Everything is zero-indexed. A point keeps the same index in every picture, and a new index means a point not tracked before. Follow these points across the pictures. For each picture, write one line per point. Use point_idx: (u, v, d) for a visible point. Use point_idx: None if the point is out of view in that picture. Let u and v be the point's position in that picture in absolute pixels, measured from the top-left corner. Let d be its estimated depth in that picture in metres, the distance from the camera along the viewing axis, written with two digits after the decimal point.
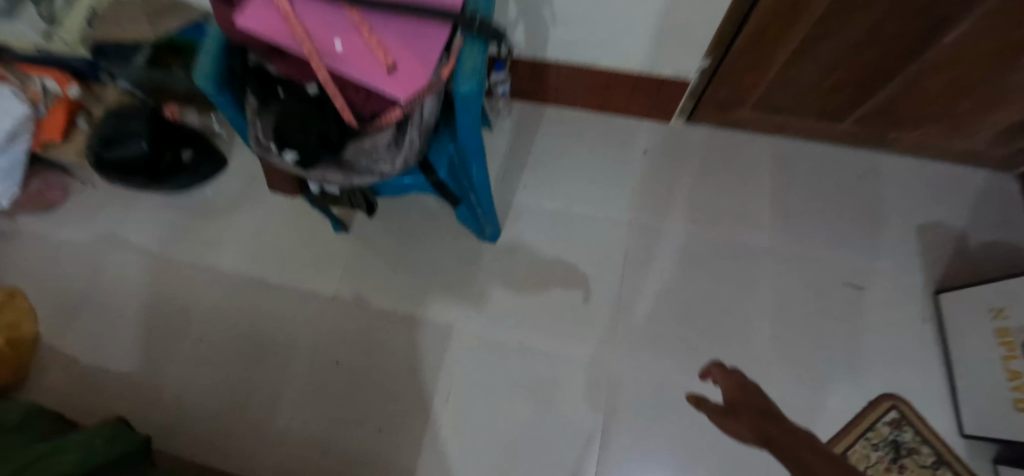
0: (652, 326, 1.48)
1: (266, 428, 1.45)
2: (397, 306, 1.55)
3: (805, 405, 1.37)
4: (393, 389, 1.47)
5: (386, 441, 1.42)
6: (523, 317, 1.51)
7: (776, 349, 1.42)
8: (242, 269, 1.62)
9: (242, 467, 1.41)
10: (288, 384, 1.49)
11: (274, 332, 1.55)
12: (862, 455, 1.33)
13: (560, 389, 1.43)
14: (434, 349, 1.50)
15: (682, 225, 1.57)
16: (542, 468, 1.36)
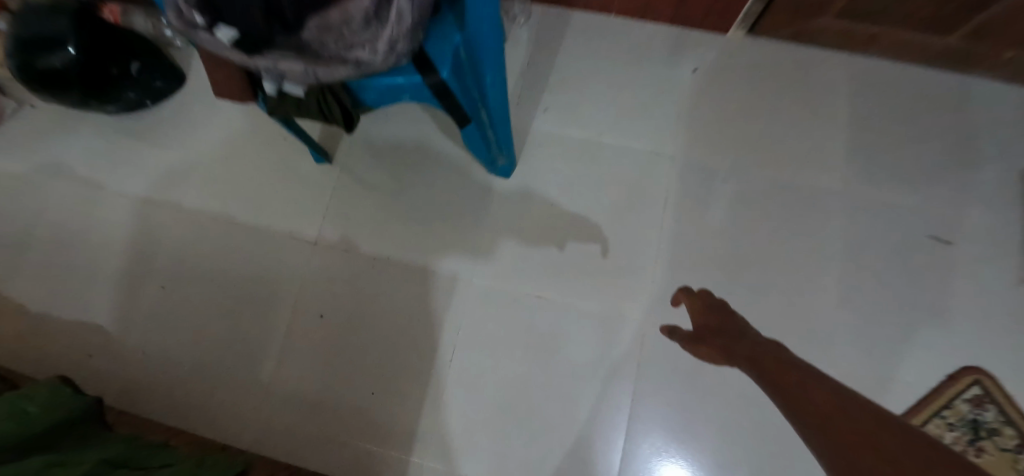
0: (692, 280, 1.25)
1: (244, 388, 1.27)
2: (391, 251, 1.31)
3: (872, 377, 1.18)
4: (387, 348, 1.27)
5: (380, 407, 1.23)
6: (540, 266, 1.28)
7: (844, 313, 1.22)
8: (211, 205, 1.39)
9: (218, 430, 1.24)
10: (268, 339, 1.29)
11: (249, 279, 1.33)
12: (936, 435, 1.14)
13: (585, 351, 1.22)
14: (435, 303, 1.28)
15: (733, 162, 1.31)
16: (560, 439, 1.18)
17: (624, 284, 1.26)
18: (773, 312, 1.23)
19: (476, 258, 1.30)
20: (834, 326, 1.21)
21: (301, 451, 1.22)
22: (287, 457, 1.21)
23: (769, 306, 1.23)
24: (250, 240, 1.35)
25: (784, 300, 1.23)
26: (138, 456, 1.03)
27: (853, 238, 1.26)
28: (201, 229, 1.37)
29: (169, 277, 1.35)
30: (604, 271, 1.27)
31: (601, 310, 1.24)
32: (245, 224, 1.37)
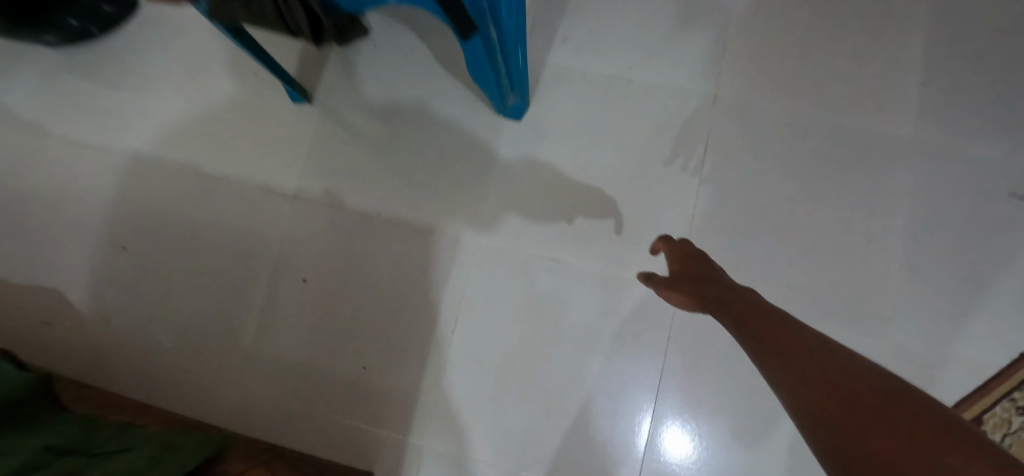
0: (730, 242, 1.09)
1: (220, 359, 1.13)
2: (382, 207, 1.14)
3: (931, 354, 1.03)
4: (380, 317, 1.12)
5: (373, 382, 1.10)
6: (553, 226, 1.11)
7: (902, 280, 1.06)
8: (177, 153, 1.21)
9: (192, 405, 1.11)
10: (246, 306, 1.15)
11: (222, 239, 1.17)
12: (1001, 420, 1.02)
13: (603, 324, 1.09)
14: (434, 267, 1.12)
15: (780, 104, 1.13)
16: (577, 415, 1.07)
17: (651, 247, 1.10)
18: (823, 279, 1.07)
19: (480, 216, 1.13)
20: (891, 296, 1.06)
21: (287, 429, 1.09)
22: (271, 437, 1.09)
23: (818, 272, 1.07)
24: (221, 194, 1.18)
25: (835, 267, 1.07)
26: (94, 440, 0.90)
27: (917, 195, 1.09)
28: (165, 182, 1.19)
29: (132, 236, 1.18)
30: (628, 232, 1.10)
31: (623, 277, 1.10)
32: (215, 175, 1.19)
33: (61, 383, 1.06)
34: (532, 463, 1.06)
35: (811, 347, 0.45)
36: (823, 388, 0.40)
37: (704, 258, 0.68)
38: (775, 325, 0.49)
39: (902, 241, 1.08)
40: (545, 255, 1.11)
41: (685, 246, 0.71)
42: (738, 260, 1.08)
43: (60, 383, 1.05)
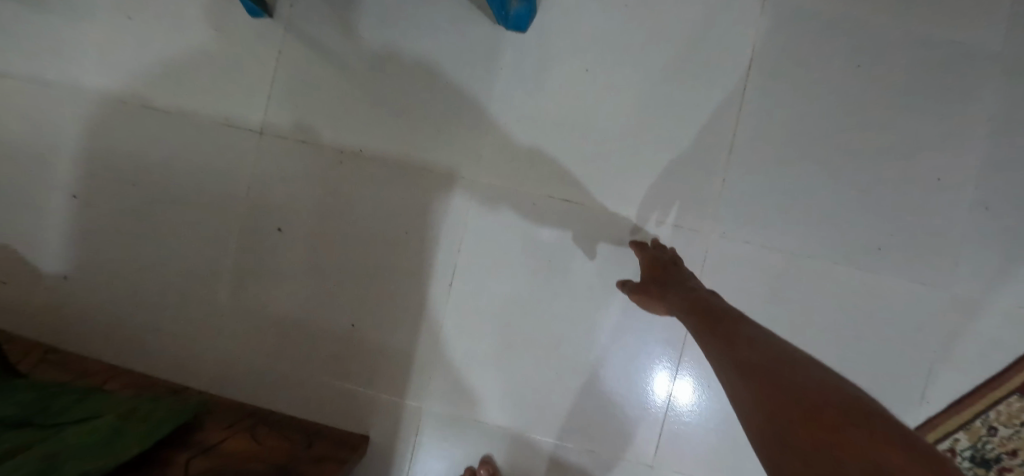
0: (771, 179, 0.93)
1: (193, 318, 1.01)
2: (363, 143, 0.98)
3: (995, 302, 0.91)
4: (368, 270, 0.99)
5: (365, 341, 0.99)
6: (564, 162, 0.96)
7: (970, 220, 0.92)
8: (121, 81, 1.02)
9: (167, 368, 1.01)
10: (218, 260, 1.01)
11: (185, 184, 1.02)
12: (1021, 409, 0.90)
13: (621, 275, 0.96)
14: (427, 213, 0.98)
15: (840, 9, 0.94)
16: (590, 374, 0.97)
17: (678, 186, 0.94)
18: (877, 221, 0.92)
19: (479, 151, 0.97)
20: (956, 237, 0.92)
21: (273, 393, 0.99)
22: (257, 400, 0.99)
23: (873, 212, 0.93)
24: (178, 132, 1.02)
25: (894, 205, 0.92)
26: (47, 408, 0.77)
27: (995, 119, 0.92)
28: (113, 118, 1.02)
29: (81, 183, 1.03)
30: (652, 169, 0.95)
31: (646, 221, 0.95)
32: (170, 110, 1.02)
33: (21, 346, 0.95)
34: (542, 424, 0.97)
35: (752, 338, 0.56)
36: (753, 372, 0.50)
37: (672, 263, 0.80)
38: (728, 327, 0.59)
39: (974, 174, 0.92)
40: (554, 197, 0.96)
41: (657, 253, 0.83)
42: (780, 200, 0.93)
43: (19, 346, 0.94)
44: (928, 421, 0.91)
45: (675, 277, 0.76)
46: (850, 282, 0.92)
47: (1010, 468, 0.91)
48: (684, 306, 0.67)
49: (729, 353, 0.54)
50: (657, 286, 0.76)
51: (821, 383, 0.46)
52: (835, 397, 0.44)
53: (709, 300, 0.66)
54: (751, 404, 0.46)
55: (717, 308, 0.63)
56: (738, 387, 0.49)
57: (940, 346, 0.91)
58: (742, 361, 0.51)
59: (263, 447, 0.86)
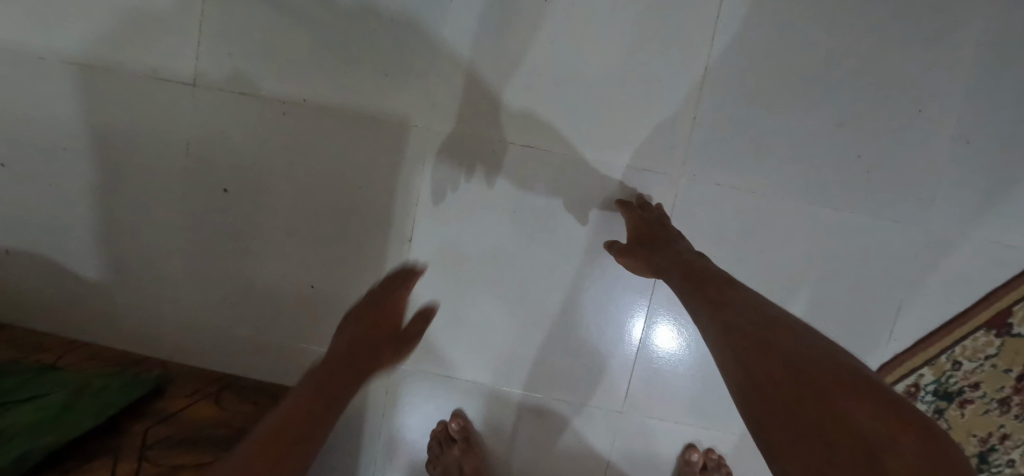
0: (744, 116, 0.88)
1: (147, 288, 0.97)
2: (307, 92, 0.90)
3: (970, 237, 0.89)
4: (323, 229, 0.94)
5: (326, 301, 0.95)
6: (526, 105, 0.89)
7: (950, 153, 0.88)
8: (33, 32, 0.92)
9: (127, 339, 0.98)
10: (166, 226, 0.96)
11: (122, 145, 0.95)
12: (983, 343, 0.90)
13: (588, 223, 0.92)
14: (383, 166, 0.92)
15: None
16: (561, 326, 0.95)
17: (647, 127, 0.89)
18: (855, 158, 0.88)
19: (434, 97, 0.90)
20: (934, 172, 0.88)
21: (238, 358, 0.98)
22: (224, 366, 0.98)
23: (849, 148, 0.88)
24: (107, 89, 0.93)
25: (871, 140, 0.88)
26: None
27: (985, 41, 0.85)
28: (32, 76, 0.93)
29: (7, 150, 0.94)
30: (619, 109, 0.89)
31: (613, 166, 0.90)
32: (95, 64, 0.93)
33: None
34: (511, 376, 0.96)
35: (739, 301, 0.60)
36: (749, 347, 0.54)
37: (657, 224, 0.82)
38: (716, 290, 0.62)
39: (957, 103, 0.87)
40: (516, 144, 0.90)
41: (641, 212, 0.85)
42: (753, 141, 0.88)
43: None
44: (894, 358, 0.92)
45: (662, 238, 0.78)
46: (823, 224, 0.89)
47: (971, 400, 0.92)
48: (671, 269, 0.70)
49: (717, 319, 0.59)
50: (643, 249, 0.78)
51: (814, 353, 0.51)
52: (826, 365, 0.49)
53: (695, 262, 0.70)
54: (751, 381, 0.51)
55: (703, 273, 0.66)
56: (733, 358, 0.54)
57: (910, 283, 0.90)
58: (734, 330, 0.56)
59: (228, 412, 0.85)
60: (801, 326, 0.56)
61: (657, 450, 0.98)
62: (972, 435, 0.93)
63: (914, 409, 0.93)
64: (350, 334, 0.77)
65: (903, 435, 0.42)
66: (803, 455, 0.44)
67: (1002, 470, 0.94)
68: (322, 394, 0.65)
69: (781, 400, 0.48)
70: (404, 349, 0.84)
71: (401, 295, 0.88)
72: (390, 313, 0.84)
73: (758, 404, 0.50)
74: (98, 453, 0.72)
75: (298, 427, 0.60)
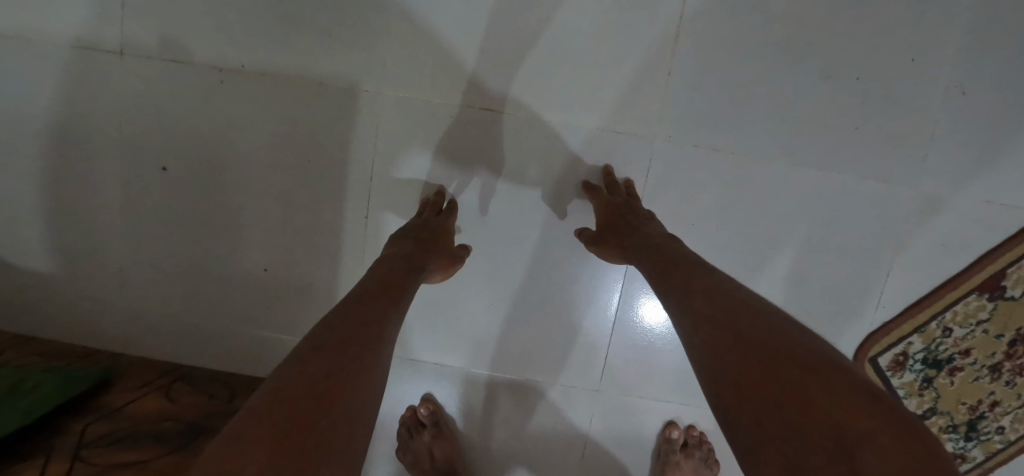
0: (724, 72, 0.81)
1: (88, 278, 0.90)
2: (246, 58, 0.82)
3: (963, 196, 0.83)
4: (273, 208, 0.87)
5: (281, 284, 0.90)
6: (486, 65, 0.82)
7: (942, 105, 0.81)
8: None
9: (72, 332, 0.92)
10: (101, 211, 0.88)
11: (42, 124, 0.85)
12: (976, 307, 0.86)
13: (558, 193, 0.86)
14: (334, 138, 0.84)
15: None
16: (533, 305, 0.90)
17: (617, 86, 0.82)
18: (841, 115, 0.82)
19: (385, 60, 0.82)
20: (925, 127, 0.82)
21: (194, 346, 0.92)
22: (178, 356, 0.93)
23: (835, 103, 0.82)
24: (19, 62, 0.83)
25: (859, 93, 0.81)
26: None
27: None
28: None
29: None
30: (587, 67, 0.81)
31: (583, 131, 0.83)
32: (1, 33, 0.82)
33: None
34: (482, 356, 0.92)
35: (710, 288, 0.56)
36: (722, 338, 0.50)
37: (626, 206, 0.76)
38: (686, 276, 0.59)
39: (951, 50, 0.80)
40: (476, 108, 0.83)
41: (608, 197, 0.79)
42: (732, 99, 0.81)
43: None
44: (883, 327, 0.88)
45: (629, 222, 0.73)
46: (808, 187, 0.84)
47: (961, 367, 0.88)
48: (643, 253, 0.66)
49: (688, 307, 0.55)
50: (612, 234, 0.73)
51: (791, 343, 0.47)
52: (797, 359, 0.46)
53: (665, 244, 0.66)
54: (720, 374, 0.48)
55: (672, 256, 0.63)
56: (703, 350, 0.51)
57: (900, 246, 0.85)
58: (705, 321, 0.53)
59: (178, 406, 0.79)
60: (776, 313, 0.52)
61: (637, 429, 0.94)
62: (962, 403, 0.90)
63: (902, 378, 0.89)
64: (404, 251, 0.70)
65: (876, 431, 0.39)
66: (771, 453, 0.41)
67: (992, 438, 0.91)
68: (386, 302, 0.58)
69: (751, 396, 0.45)
70: (450, 270, 0.76)
71: (448, 217, 0.80)
72: (440, 236, 0.76)
73: (725, 400, 0.46)
74: (27, 452, 0.64)
75: (364, 334, 0.53)
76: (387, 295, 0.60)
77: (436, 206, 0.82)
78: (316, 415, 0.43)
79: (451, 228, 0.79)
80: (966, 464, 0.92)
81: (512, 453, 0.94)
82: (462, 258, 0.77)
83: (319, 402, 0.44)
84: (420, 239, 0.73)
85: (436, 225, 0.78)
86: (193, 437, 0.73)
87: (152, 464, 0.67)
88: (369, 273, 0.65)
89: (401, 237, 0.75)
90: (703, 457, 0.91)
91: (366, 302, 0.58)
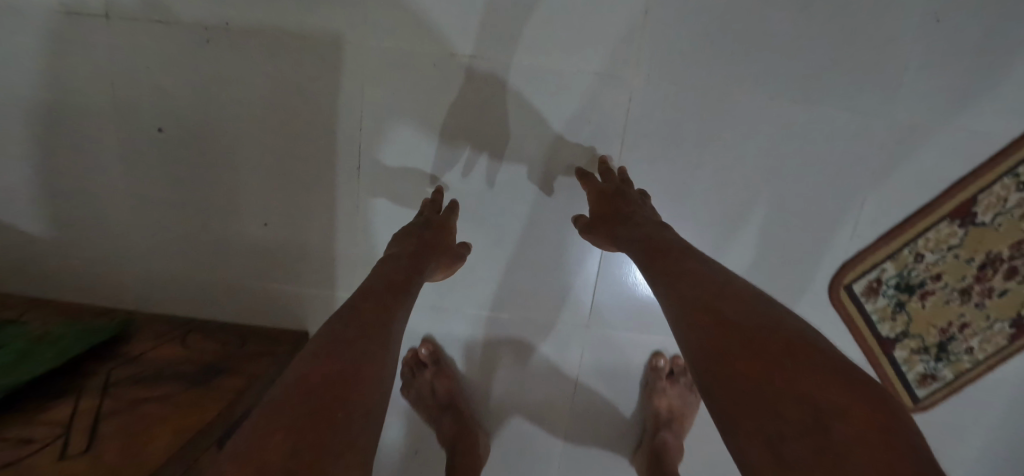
0: (700, 7, 0.82)
1: (97, 238, 0.95)
2: (229, 14, 0.84)
3: (935, 124, 0.85)
4: (267, 162, 0.90)
5: (281, 239, 0.94)
6: (466, 12, 0.83)
7: (916, 35, 0.82)
8: None
9: (85, 291, 0.97)
10: (104, 174, 0.91)
11: (37, 90, 0.87)
12: (947, 234, 0.89)
13: (542, 138, 0.88)
14: (320, 92, 0.87)
15: None
16: (520, 249, 0.94)
17: (595, 27, 0.83)
18: (816, 48, 0.83)
19: (368, 11, 0.83)
20: (899, 58, 0.83)
21: (204, 302, 0.98)
22: (189, 310, 0.98)
23: (811, 35, 0.83)
24: (5, 29, 0.85)
25: (834, 26, 0.82)
26: None
27: None
28: None
29: None
30: (565, 10, 0.82)
31: (563, 75, 0.85)
32: None
33: None
34: (476, 298, 0.96)
35: (697, 274, 0.60)
36: (708, 325, 0.53)
37: (618, 193, 0.78)
38: (672, 261, 0.62)
39: None
40: (458, 55, 0.85)
41: (601, 185, 0.81)
42: (709, 36, 0.83)
43: None
44: (857, 255, 0.91)
45: (619, 209, 0.75)
46: (785, 121, 0.86)
47: (933, 291, 0.92)
48: (635, 241, 0.69)
49: (676, 292, 0.59)
50: (603, 223, 0.75)
51: (771, 328, 0.51)
52: (777, 343, 0.50)
53: (656, 234, 0.69)
54: (706, 360, 0.51)
55: (663, 243, 0.66)
56: (689, 336, 0.54)
57: (874, 175, 0.88)
58: (692, 307, 0.56)
59: (195, 351, 0.85)
60: (757, 297, 0.56)
61: (624, 362, 0.99)
62: (932, 325, 0.95)
63: (875, 303, 0.93)
64: (408, 251, 0.73)
65: (849, 413, 0.43)
66: (753, 433, 0.45)
67: (961, 358, 0.97)
68: (385, 299, 0.62)
69: (734, 380, 0.49)
70: (450, 269, 0.79)
71: (450, 216, 0.82)
72: (443, 235, 0.78)
73: (710, 385, 0.50)
74: (61, 392, 0.70)
75: (367, 330, 0.57)
76: (389, 290, 0.64)
77: (436, 203, 0.84)
78: (328, 412, 0.47)
79: (452, 227, 0.81)
80: (935, 383, 0.98)
81: (508, 388, 1.00)
82: (462, 258, 0.79)
83: (336, 403, 0.48)
84: (422, 237, 0.76)
85: (438, 223, 0.80)
86: (212, 375, 0.79)
87: (177, 396, 0.73)
88: (376, 271, 0.69)
89: (403, 235, 0.77)
90: (687, 382, 0.98)
91: (370, 298, 0.62)
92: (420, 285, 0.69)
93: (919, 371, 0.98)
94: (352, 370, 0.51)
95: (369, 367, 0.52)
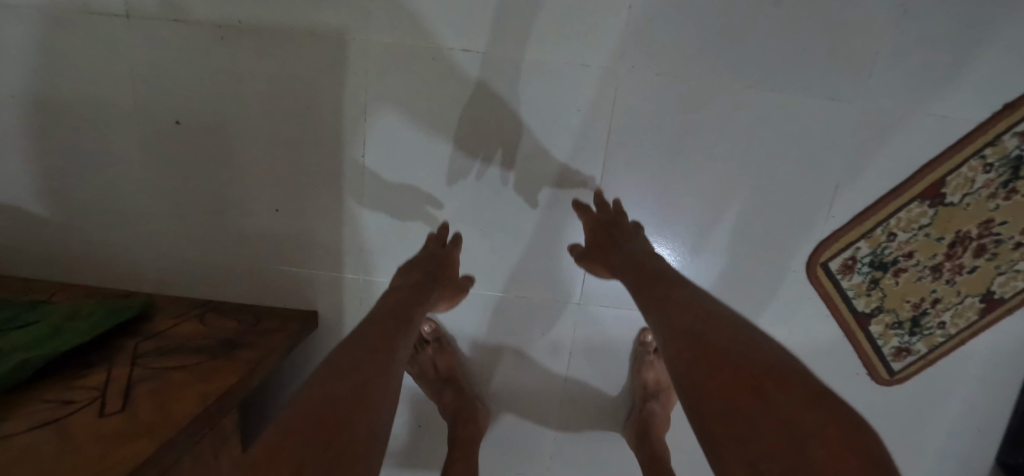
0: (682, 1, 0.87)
1: (119, 225, 1.01)
2: (241, 13, 0.89)
3: (905, 110, 0.91)
4: (277, 152, 0.96)
5: (292, 224, 1.00)
6: (463, 9, 0.88)
7: (887, 25, 0.87)
8: None
9: (108, 276, 1.03)
10: (125, 163, 0.98)
11: (64, 84, 0.94)
12: (918, 214, 0.95)
13: (535, 128, 0.93)
14: (327, 85, 0.92)
15: None
16: (515, 232, 0.99)
17: (585, 22, 0.88)
18: (793, 38, 0.88)
19: (371, 9, 0.89)
20: (871, 47, 0.88)
21: (219, 285, 1.04)
22: (205, 292, 1.04)
23: (788, 26, 0.88)
24: (35, 27, 0.91)
25: (809, 17, 0.88)
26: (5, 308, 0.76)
27: None
28: None
29: None
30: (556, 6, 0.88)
31: (554, 67, 0.90)
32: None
33: None
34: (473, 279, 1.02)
35: (685, 302, 0.66)
36: (691, 351, 0.59)
37: (613, 226, 0.85)
38: (662, 289, 0.69)
39: None
40: (456, 49, 0.90)
41: (598, 216, 0.87)
42: (692, 28, 0.88)
43: None
44: (832, 234, 0.97)
45: (614, 242, 0.82)
46: (763, 107, 0.91)
47: (905, 268, 0.98)
48: (630, 271, 0.75)
49: (665, 317, 0.65)
50: (600, 256, 0.83)
51: (750, 355, 0.57)
52: (755, 369, 0.55)
53: (648, 263, 0.75)
54: (690, 383, 0.57)
55: (655, 273, 0.72)
56: (675, 360, 0.60)
57: (849, 158, 0.93)
58: (678, 332, 0.62)
59: (212, 326, 0.92)
60: (738, 323, 0.62)
61: (614, 339, 1.04)
62: (905, 301, 1.00)
63: (851, 280, 0.99)
64: (417, 284, 0.80)
65: (815, 437, 0.48)
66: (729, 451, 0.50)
67: (934, 333, 1.02)
68: (393, 330, 0.69)
69: (715, 402, 0.54)
70: (456, 298, 0.90)
71: (454, 246, 0.90)
72: (448, 269, 0.87)
73: (693, 406, 0.56)
74: (94, 361, 0.77)
75: (375, 357, 0.63)
76: (397, 321, 0.71)
77: (441, 234, 0.91)
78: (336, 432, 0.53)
79: (457, 258, 0.89)
80: (910, 356, 1.04)
81: (505, 365, 1.06)
82: (465, 289, 0.90)
83: (343, 422, 0.54)
84: (431, 271, 0.84)
85: (444, 256, 0.87)
86: (231, 347, 0.86)
87: (200, 366, 0.80)
88: (383, 303, 0.75)
89: (413, 267, 0.85)
90: None
91: (379, 327, 0.69)
92: (421, 314, 0.76)
93: (894, 344, 1.03)
94: (358, 393, 0.57)
95: (373, 388, 0.59)
